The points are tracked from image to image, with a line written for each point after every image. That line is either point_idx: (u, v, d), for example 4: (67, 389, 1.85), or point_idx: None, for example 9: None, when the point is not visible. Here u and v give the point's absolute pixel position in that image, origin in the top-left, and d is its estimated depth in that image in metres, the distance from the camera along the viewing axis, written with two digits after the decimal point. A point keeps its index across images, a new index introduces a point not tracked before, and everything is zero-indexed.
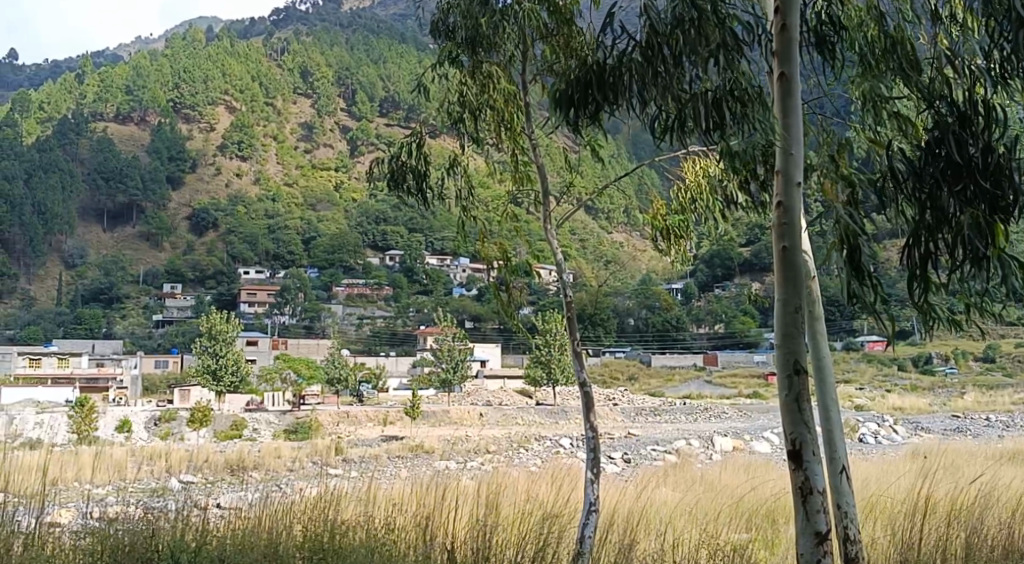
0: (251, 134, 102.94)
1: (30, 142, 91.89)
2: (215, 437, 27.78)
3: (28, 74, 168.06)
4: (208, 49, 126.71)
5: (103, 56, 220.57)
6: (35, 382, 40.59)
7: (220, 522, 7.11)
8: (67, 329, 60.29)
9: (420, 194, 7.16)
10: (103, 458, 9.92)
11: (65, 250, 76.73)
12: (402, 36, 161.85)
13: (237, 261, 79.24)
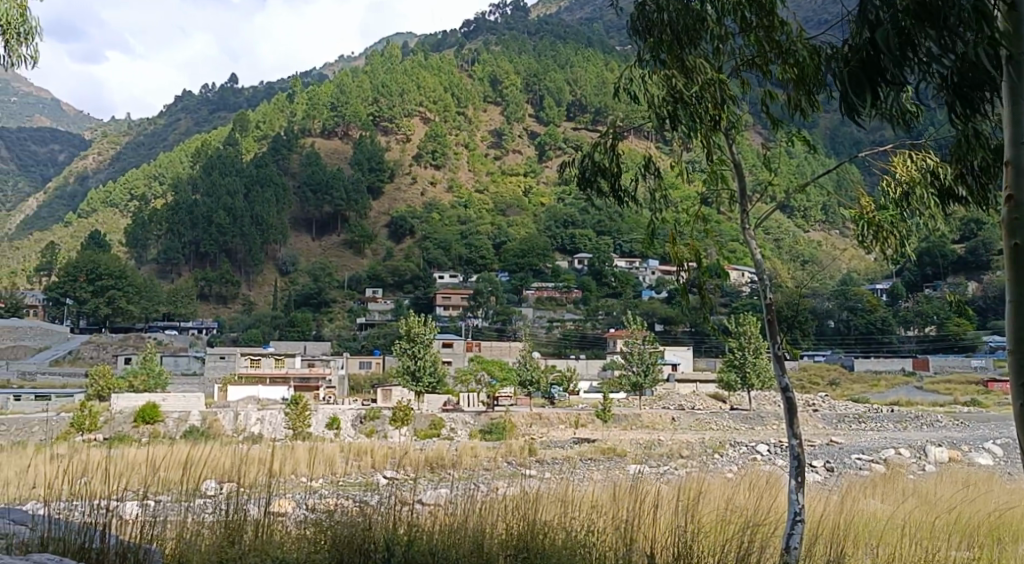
0: (444, 143, 106.91)
1: (249, 158, 98.65)
2: (415, 436, 29.39)
3: (245, 93, 180.02)
4: (405, 64, 132.92)
5: (312, 75, 237.01)
6: (256, 381, 43.95)
7: (425, 516, 7.39)
8: (281, 331, 63.45)
9: (613, 194, 7.17)
10: (317, 452, 10.52)
11: (279, 258, 82.58)
12: (588, 42, 163.81)
13: (432, 266, 81.84)
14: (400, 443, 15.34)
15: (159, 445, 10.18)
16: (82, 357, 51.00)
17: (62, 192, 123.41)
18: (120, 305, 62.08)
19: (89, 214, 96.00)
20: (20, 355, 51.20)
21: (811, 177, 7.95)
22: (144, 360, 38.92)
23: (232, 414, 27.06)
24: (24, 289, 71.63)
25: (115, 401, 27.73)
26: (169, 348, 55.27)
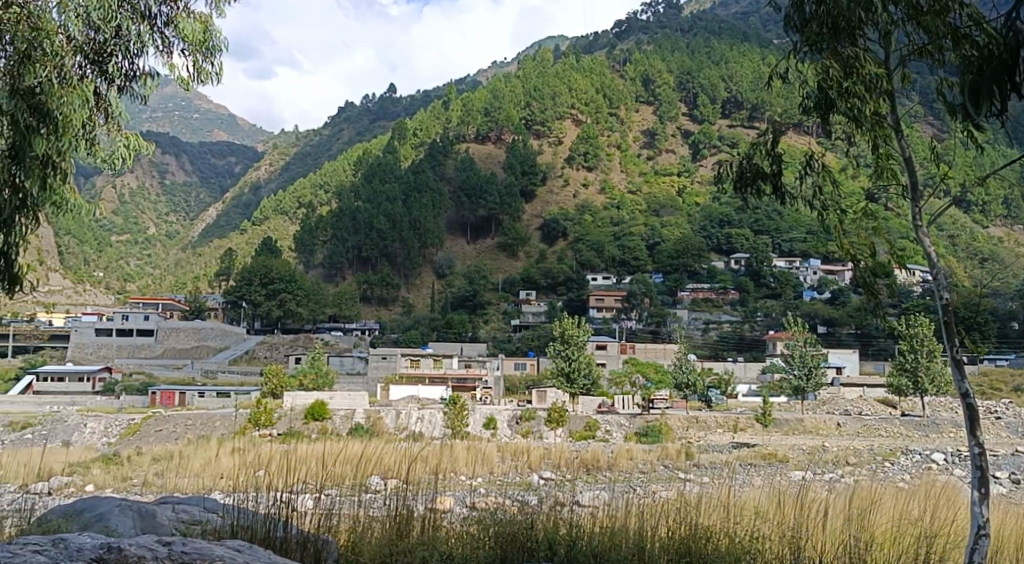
0: (596, 144, 106.97)
1: (407, 164, 101.65)
2: (570, 437, 30.12)
3: (403, 102, 185.80)
4: (557, 67, 133.83)
5: (466, 81, 243.05)
6: (416, 381, 45.40)
7: (584, 517, 7.31)
8: (439, 332, 65.00)
9: (775, 195, 6.88)
10: (474, 451, 10.71)
11: (436, 261, 85.00)
12: (744, 36, 160.02)
13: (585, 267, 81.90)
14: (559, 445, 15.48)
15: (325, 442, 10.66)
16: (257, 356, 54.13)
17: (238, 201, 131.57)
18: (290, 307, 65.35)
19: (261, 221, 101.67)
20: (203, 354, 54.72)
21: (993, 168, 7.34)
22: (314, 360, 40.82)
23: (394, 412, 28.14)
24: (205, 292, 76.61)
25: (288, 398, 29.25)
26: (335, 348, 57.66)
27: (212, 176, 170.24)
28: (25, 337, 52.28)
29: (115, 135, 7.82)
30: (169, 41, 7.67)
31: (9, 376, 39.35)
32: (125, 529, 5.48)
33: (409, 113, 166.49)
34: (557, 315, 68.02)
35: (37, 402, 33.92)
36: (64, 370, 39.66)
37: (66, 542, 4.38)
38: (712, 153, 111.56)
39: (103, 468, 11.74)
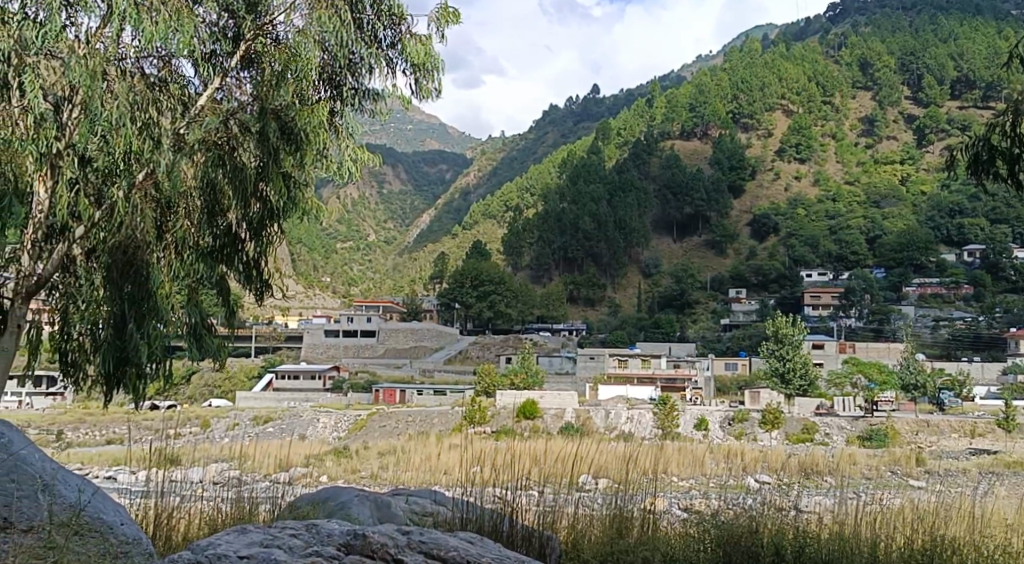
0: (809, 135, 102.46)
1: (611, 164, 101.49)
2: (786, 439, 29.04)
3: (606, 102, 185.64)
4: (766, 56, 129.32)
5: (670, 77, 240.27)
6: (624, 381, 45.36)
7: (806, 524, 6.96)
8: (647, 332, 64.49)
9: (1013, 182, 6.28)
10: (686, 452, 10.46)
11: (643, 261, 84.85)
12: (977, 12, 147.81)
13: (798, 264, 78.51)
14: (782, 448, 15.01)
15: (537, 440, 10.86)
16: (470, 356, 56.10)
17: (450, 207, 136.87)
18: (500, 307, 67.02)
19: (471, 225, 105.20)
20: (420, 353, 57.36)
21: None
22: (524, 360, 41.76)
23: (603, 412, 28.33)
24: (421, 294, 80.21)
25: (500, 396, 30.14)
26: (544, 348, 58.48)
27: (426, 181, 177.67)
28: (266, 338, 57.04)
29: (347, 150, 8.54)
30: (395, 62, 8.46)
31: (253, 374, 43.00)
32: (364, 517, 5.89)
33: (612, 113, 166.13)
34: (769, 315, 65.68)
35: (277, 398, 37.00)
36: (299, 368, 42.60)
37: (316, 527, 4.67)
38: (940, 138, 103.52)
39: (335, 460, 12.68)
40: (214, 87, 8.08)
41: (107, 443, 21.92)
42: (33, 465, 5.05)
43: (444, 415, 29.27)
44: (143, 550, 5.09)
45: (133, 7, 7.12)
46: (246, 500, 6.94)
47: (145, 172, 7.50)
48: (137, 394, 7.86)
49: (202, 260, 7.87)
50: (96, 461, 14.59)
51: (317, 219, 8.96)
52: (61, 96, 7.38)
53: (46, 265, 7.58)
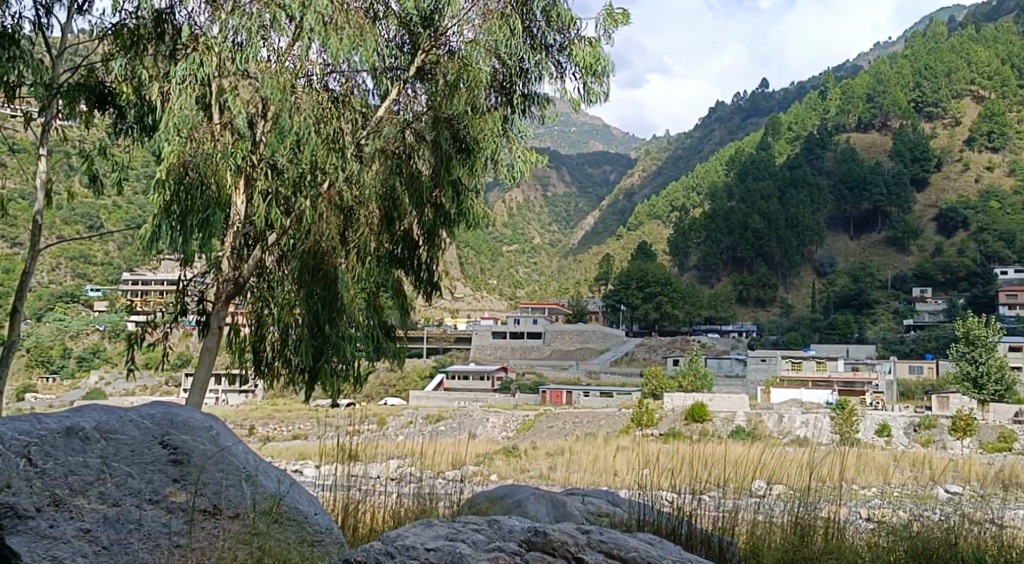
0: (1003, 121, 95.16)
1: (781, 159, 97.71)
2: (980, 448, 27.02)
3: (776, 96, 179.21)
4: (953, 38, 121.06)
5: (845, 66, 229.08)
6: (798, 384, 43.85)
7: (1009, 539, 6.45)
8: (822, 334, 61.95)
9: None
10: (868, 460, 9.95)
11: (817, 260, 81.71)
12: None
13: (990, 260, 73.18)
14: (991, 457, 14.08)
15: (707, 444, 10.64)
16: (636, 358, 55.63)
17: (615, 208, 136.43)
18: (666, 309, 65.96)
19: (636, 227, 104.64)
20: (586, 356, 57.40)
21: None
22: (692, 362, 41.02)
23: (777, 416, 27.47)
24: (586, 297, 80.24)
25: (667, 398, 29.75)
26: (713, 350, 57.24)
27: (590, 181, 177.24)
28: (436, 339, 58.77)
29: (516, 155, 8.82)
30: (564, 66, 8.65)
31: (426, 374, 44.51)
32: (541, 515, 6.00)
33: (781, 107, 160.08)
34: (958, 315, 61.46)
35: (448, 397, 38.07)
36: (468, 369, 43.66)
37: (498, 523, 4.75)
38: None
39: (505, 459, 12.90)
40: (391, 99, 8.44)
41: (297, 438, 23.19)
42: (238, 456, 5.38)
43: (612, 416, 29.19)
44: (335, 540, 5.40)
45: (321, 23, 7.63)
46: (426, 495, 7.12)
47: (329, 182, 8.00)
48: (326, 390, 8.37)
49: (381, 265, 8.29)
50: (290, 454, 15.42)
51: (486, 224, 9.25)
52: (255, 113, 8.01)
53: (243, 270, 8.23)
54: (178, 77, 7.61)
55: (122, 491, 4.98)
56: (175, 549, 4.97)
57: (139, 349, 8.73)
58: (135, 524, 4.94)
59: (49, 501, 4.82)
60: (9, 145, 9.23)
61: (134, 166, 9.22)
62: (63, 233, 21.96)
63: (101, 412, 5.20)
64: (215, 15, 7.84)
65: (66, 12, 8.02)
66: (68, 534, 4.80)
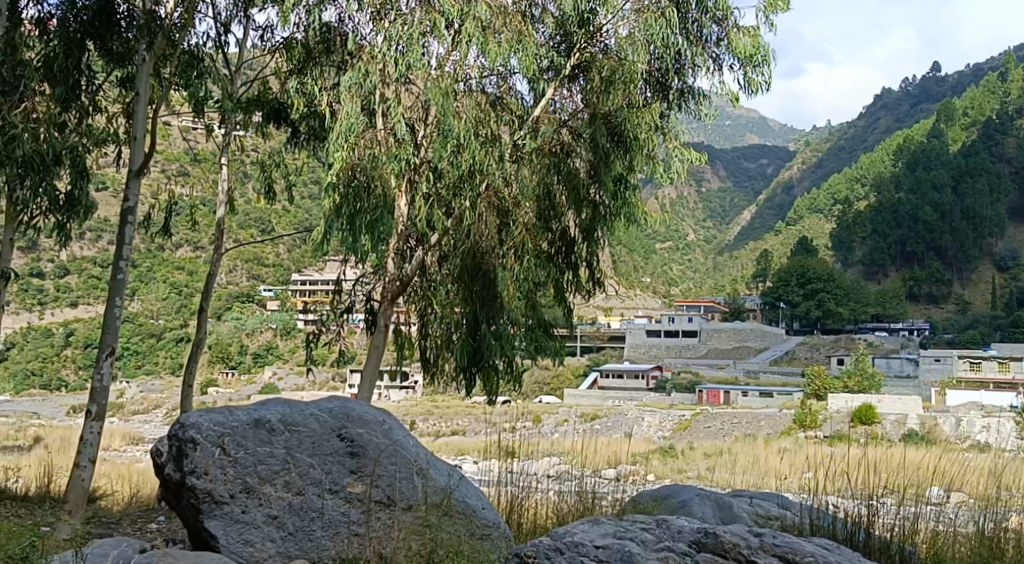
0: None
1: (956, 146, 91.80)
2: None
3: (951, 79, 168.46)
4: None
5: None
6: (977, 386, 41.20)
7: None
8: (1004, 333, 57.91)
9: None
10: None
11: (997, 253, 76.50)
12: None
13: None
14: None
15: (878, 448, 10.13)
16: (796, 358, 53.67)
17: (773, 201, 132.22)
18: (828, 307, 63.15)
19: (796, 221, 101.09)
20: (742, 355, 55.80)
21: None
22: (858, 361, 39.11)
23: (955, 420, 25.98)
24: (742, 294, 77.98)
25: (833, 399, 28.51)
26: (881, 349, 54.58)
27: (746, 173, 171.70)
28: (590, 337, 58.76)
29: (674, 153, 8.78)
30: (722, 60, 8.55)
31: (580, 372, 44.70)
32: (708, 517, 5.93)
33: (956, 91, 150.42)
34: None
35: (602, 396, 37.93)
36: (623, 367, 43.51)
37: (667, 524, 4.71)
38: None
39: (662, 459, 12.74)
40: (548, 99, 8.55)
41: (456, 434, 23.69)
42: (410, 449, 5.58)
43: (774, 418, 28.22)
44: (503, 535, 5.47)
45: (480, 29, 7.85)
46: (588, 492, 7.15)
47: (488, 183, 8.16)
48: (487, 387, 8.56)
49: (537, 263, 8.41)
50: (453, 449, 15.78)
51: (641, 221, 9.24)
52: (415, 118, 8.31)
53: (407, 270, 8.54)
54: (347, 86, 7.96)
55: (305, 481, 5.27)
56: (354, 537, 5.23)
57: (310, 346, 9.21)
58: (317, 513, 5.24)
59: (241, 489, 5.17)
60: (194, 156, 9.92)
61: (304, 173, 9.69)
62: (243, 236, 23.28)
63: (285, 404, 5.50)
64: (378, 27, 8.15)
65: (244, 30, 8.54)
66: (258, 520, 5.16)
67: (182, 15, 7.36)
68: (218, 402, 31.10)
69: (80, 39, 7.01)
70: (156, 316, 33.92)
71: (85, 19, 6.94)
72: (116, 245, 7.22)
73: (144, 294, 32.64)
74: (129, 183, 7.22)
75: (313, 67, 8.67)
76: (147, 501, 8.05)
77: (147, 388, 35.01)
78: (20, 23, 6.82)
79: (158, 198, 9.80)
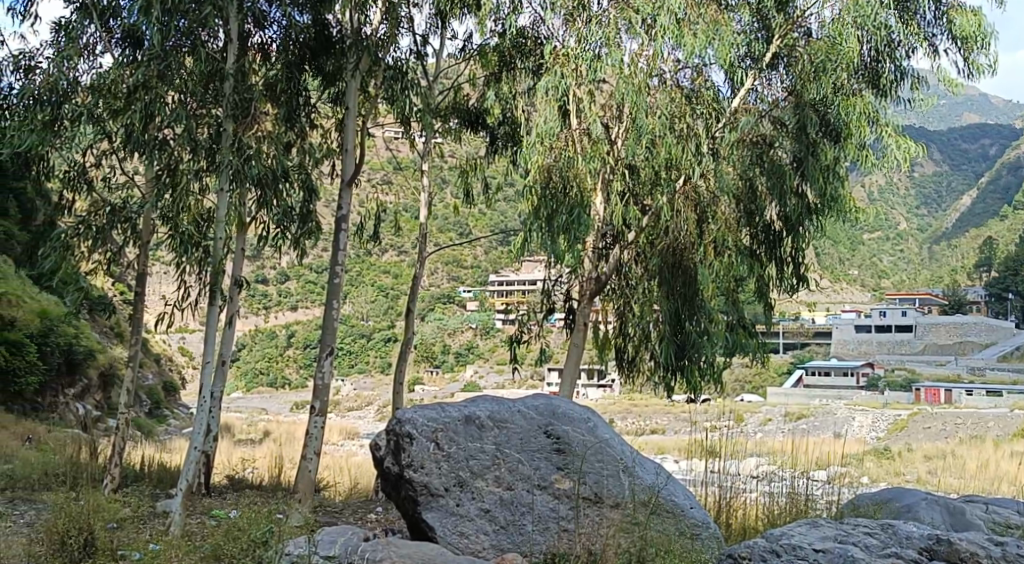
0: None
1: None
2: None
3: None
4: None
5: None
6: None
7: None
8: None
9: None
10: None
11: None
12: None
13: None
14: None
15: None
16: None
17: (995, 182, 121.09)
18: None
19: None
20: (965, 351, 51.51)
21: None
22: None
23: None
24: (963, 285, 71.89)
25: None
26: None
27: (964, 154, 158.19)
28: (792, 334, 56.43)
29: (887, 138, 8.33)
30: (940, 39, 8.06)
31: (783, 370, 43.00)
32: (937, 523, 5.60)
33: None
34: None
35: (808, 395, 36.29)
36: (830, 365, 41.45)
37: (893, 528, 4.48)
38: None
39: (877, 462, 12.03)
40: (747, 89, 8.37)
41: (656, 432, 23.47)
42: (615, 448, 5.67)
43: (1004, 421, 25.89)
44: (713, 535, 5.44)
45: (675, 22, 7.79)
46: (799, 493, 6.90)
47: (685, 177, 8.09)
48: (688, 385, 8.42)
49: (738, 258, 8.24)
50: (653, 448, 15.61)
51: (847, 214, 8.87)
52: (610, 116, 8.31)
53: (603, 268, 8.56)
54: (543, 89, 8.06)
55: (514, 477, 5.41)
56: (564, 533, 5.29)
57: (510, 347, 9.42)
58: (527, 507, 5.34)
59: (455, 482, 5.34)
60: (396, 165, 10.39)
61: (500, 178, 9.95)
62: (444, 239, 24.16)
63: (493, 401, 5.72)
64: (571, 28, 8.23)
65: (441, 40, 8.87)
66: (472, 513, 5.29)
67: (387, 31, 7.81)
68: (425, 400, 32.45)
69: (298, 62, 7.55)
70: (365, 318, 35.90)
71: (303, 43, 7.51)
72: (332, 253, 7.70)
73: (355, 297, 34.66)
74: (343, 194, 7.68)
75: (507, 72, 8.92)
76: (366, 492, 8.55)
77: (359, 386, 37.03)
78: (248, 52, 7.42)
79: (367, 207, 10.35)
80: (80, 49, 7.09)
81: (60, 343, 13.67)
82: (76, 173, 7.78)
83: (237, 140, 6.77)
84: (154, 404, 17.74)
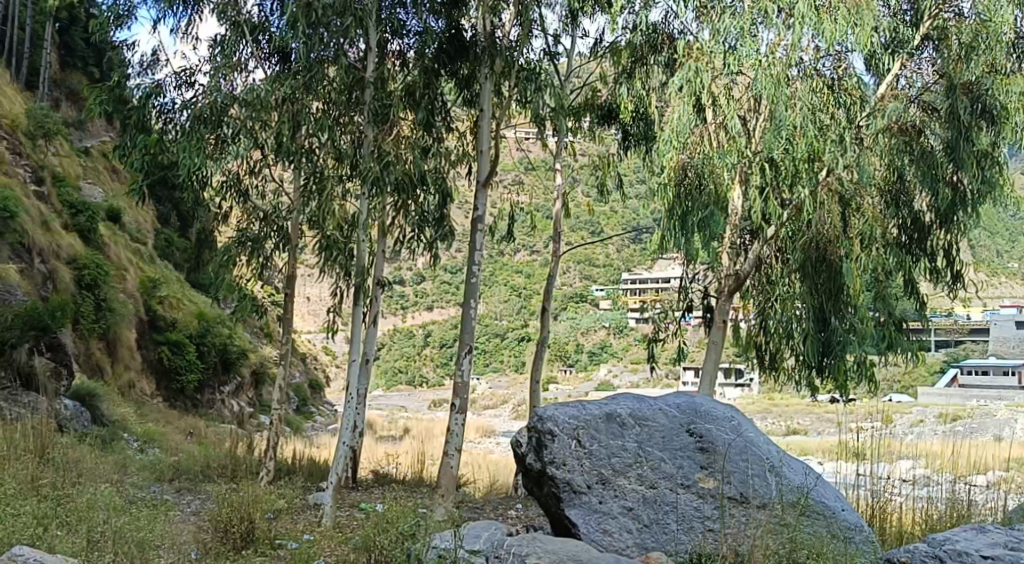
0: None
1: None
2: None
3: None
4: None
5: None
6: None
7: None
8: None
9: None
10: None
11: None
12: None
13: None
14: None
15: None
16: None
17: None
18: None
19: None
20: None
21: None
22: None
23: None
24: None
25: None
26: None
27: None
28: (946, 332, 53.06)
29: None
30: None
31: (936, 368, 40.75)
32: None
33: None
34: None
35: (964, 396, 34.24)
36: (988, 364, 38.97)
37: None
38: None
39: None
40: (893, 75, 8.00)
41: (798, 433, 22.77)
42: (761, 447, 5.57)
43: None
44: (867, 538, 5.24)
45: (815, 9, 7.56)
46: (961, 498, 6.53)
47: (828, 169, 7.81)
48: (835, 384, 8.09)
49: (887, 251, 7.87)
50: (797, 449, 15.13)
51: (1007, 201, 8.34)
52: (747, 110, 8.12)
53: (742, 265, 8.35)
54: (677, 85, 7.94)
55: (657, 475, 5.38)
56: (709, 533, 5.20)
57: (648, 345, 9.32)
58: (670, 506, 5.29)
59: (597, 480, 5.34)
60: (529, 165, 10.47)
61: (634, 176, 9.87)
62: (578, 238, 24.21)
63: (633, 400, 5.72)
64: (705, 21, 8.08)
65: (572, 40, 8.89)
66: (615, 510, 5.26)
67: (519, 33, 7.91)
68: (559, 399, 32.60)
69: (434, 69, 7.73)
70: (499, 317, 36.36)
71: (438, 49, 7.68)
72: (469, 253, 7.83)
73: (489, 297, 35.17)
74: (478, 194, 7.80)
75: (641, 69, 8.84)
76: (506, 490, 8.64)
77: (495, 385, 37.60)
78: (387, 61, 7.67)
79: (502, 208, 10.47)
80: (233, 66, 7.55)
81: (216, 343, 14.52)
82: (231, 183, 8.27)
83: (378, 146, 6.99)
84: (301, 401, 18.57)
